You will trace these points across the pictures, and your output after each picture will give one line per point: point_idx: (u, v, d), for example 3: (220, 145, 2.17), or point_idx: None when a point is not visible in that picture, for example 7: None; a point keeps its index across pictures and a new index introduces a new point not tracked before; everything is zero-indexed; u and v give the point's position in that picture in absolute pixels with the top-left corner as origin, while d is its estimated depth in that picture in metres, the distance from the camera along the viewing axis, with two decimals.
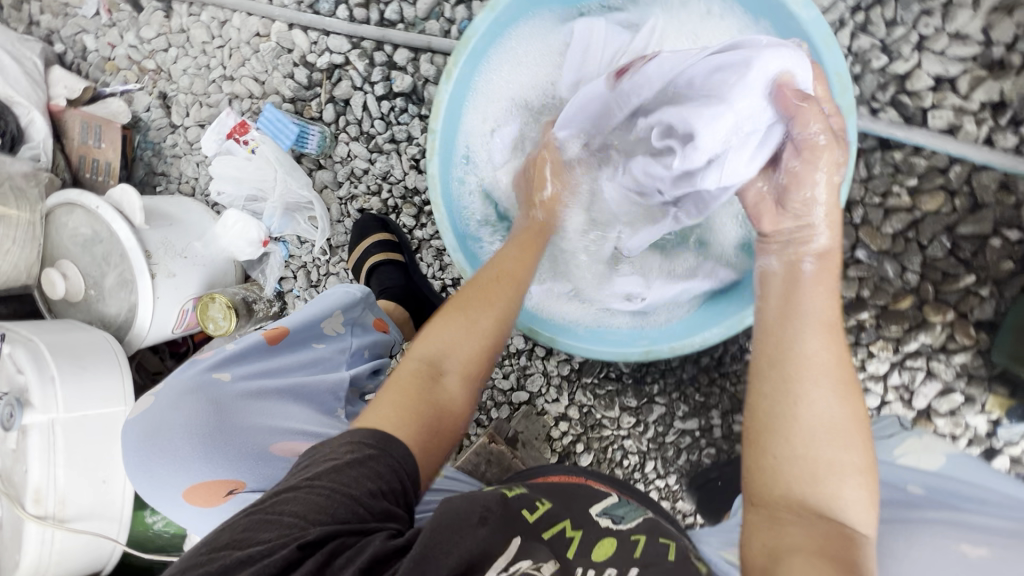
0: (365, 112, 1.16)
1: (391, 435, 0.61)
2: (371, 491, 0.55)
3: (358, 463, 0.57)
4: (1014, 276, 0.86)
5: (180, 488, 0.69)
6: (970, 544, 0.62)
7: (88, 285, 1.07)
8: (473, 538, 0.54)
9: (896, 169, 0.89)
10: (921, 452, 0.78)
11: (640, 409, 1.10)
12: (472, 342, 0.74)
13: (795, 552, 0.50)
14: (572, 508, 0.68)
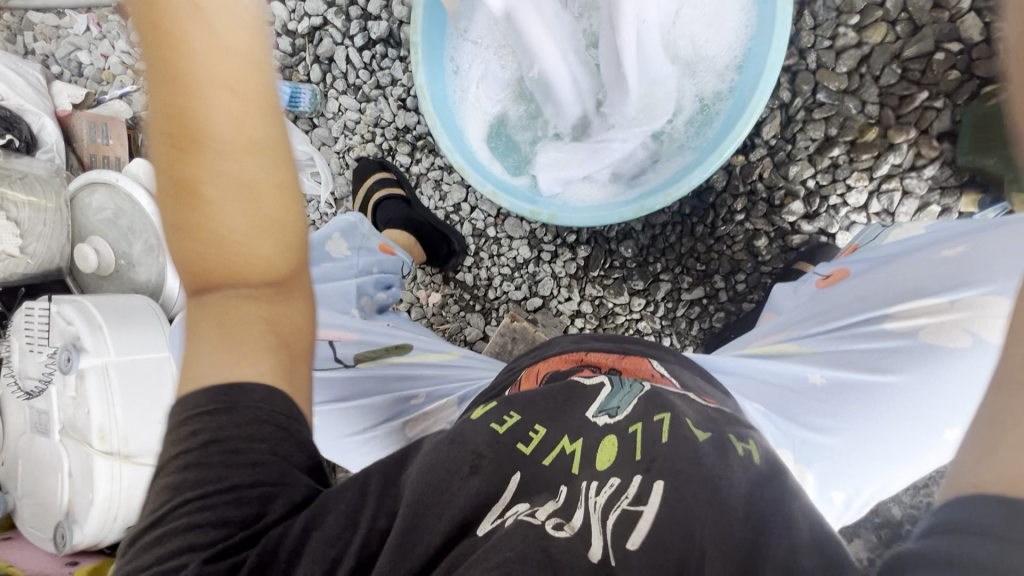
0: (348, 65, 1.25)
1: (230, 387, 0.50)
2: (252, 462, 0.48)
3: (217, 443, 0.47)
4: (962, 84, 0.94)
5: None
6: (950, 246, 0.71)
7: (118, 256, 1.14)
8: (463, 493, 0.47)
9: (839, 12, 0.98)
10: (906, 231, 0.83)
11: (648, 289, 1.16)
12: (253, 250, 0.52)
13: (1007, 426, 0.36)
14: (561, 417, 0.54)
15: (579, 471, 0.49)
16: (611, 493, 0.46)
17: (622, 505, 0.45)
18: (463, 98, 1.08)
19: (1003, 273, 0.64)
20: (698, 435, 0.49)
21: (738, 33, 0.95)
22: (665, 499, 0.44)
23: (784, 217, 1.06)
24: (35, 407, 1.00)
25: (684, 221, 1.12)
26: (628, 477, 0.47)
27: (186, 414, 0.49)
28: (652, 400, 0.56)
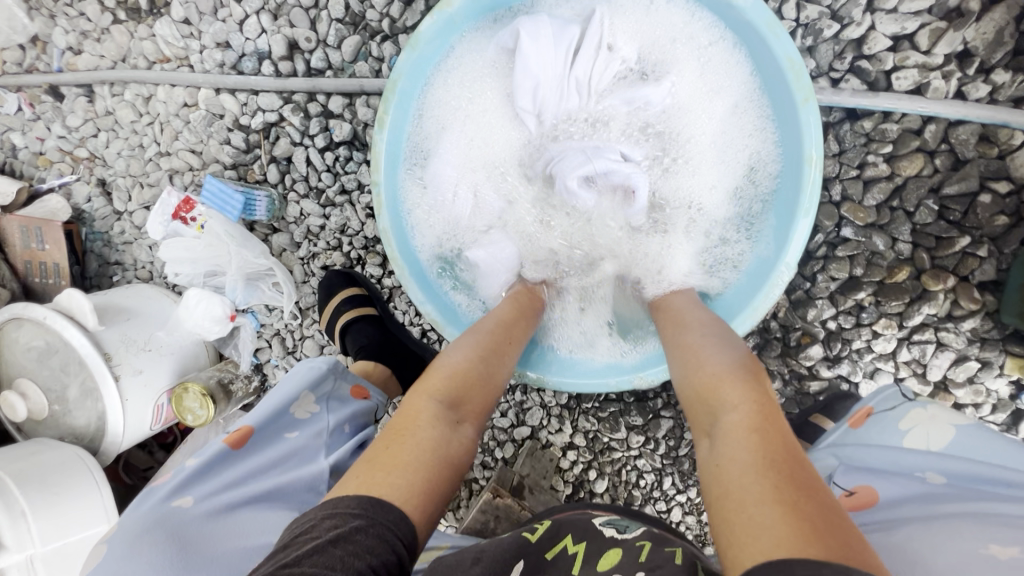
0: (309, 167, 1.11)
1: (381, 499, 0.55)
2: (361, 572, 0.49)
3: (346, 537, 0.51)
4: (1010, 229, 0.81)
5: None
6: (1000, 544, 0.54)
7: (51, 400, 1.01)
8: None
9: (868, 138, 0.84)
10: (930, 422, 0.76)
11: (647, 425, 1.05)
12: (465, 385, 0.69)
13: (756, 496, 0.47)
14: (572, 528, 0.77)
15: (576, 571, 0.71)
16: None
17: None
18: (431, 227, 0.94)
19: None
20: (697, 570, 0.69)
21: (759, 179, 0.86)
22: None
23: (801, 361, 0.93)
24: None
25: None
26: (630, 574, 0.67)
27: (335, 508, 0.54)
28: (655, 535, 0.77)
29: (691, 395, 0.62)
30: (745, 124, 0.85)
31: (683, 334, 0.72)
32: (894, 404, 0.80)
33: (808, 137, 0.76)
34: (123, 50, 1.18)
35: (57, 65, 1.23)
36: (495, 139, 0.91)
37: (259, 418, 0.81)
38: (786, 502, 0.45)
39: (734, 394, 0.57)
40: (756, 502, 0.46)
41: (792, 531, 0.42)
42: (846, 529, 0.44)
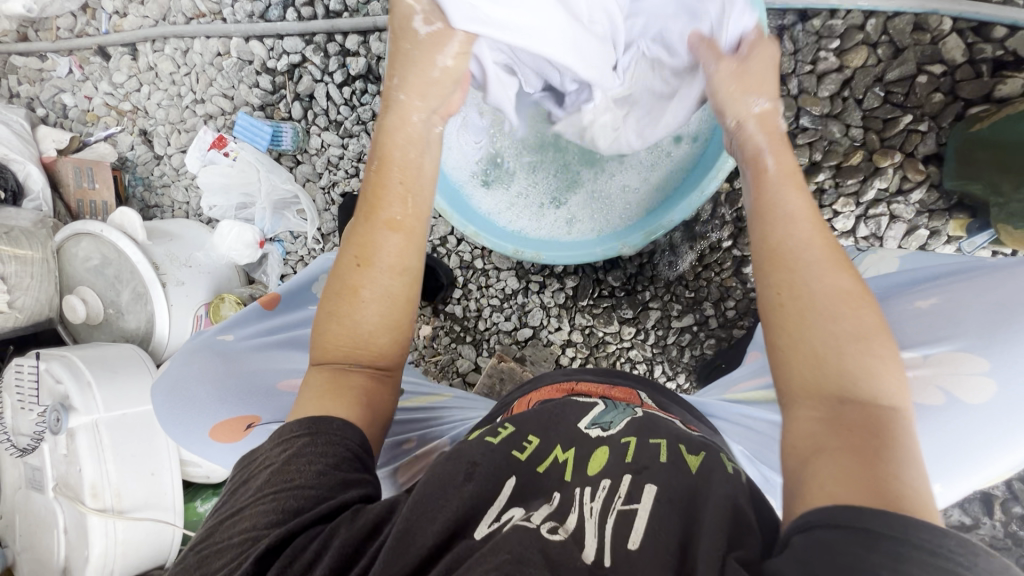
0: (329, 101, 1.25)
1: (318, 417, 0.60)
2: (319, 471, 0.55)
3: (298, 454, 0.56)
4: (947, 105, 0.92)
5: (206, 427, 0.70)
6: (922, 298, 0.75)
7: (106, 306, 1.14)
8: (457, 500, 0.54)
9: (819, 36, 0.96)
10: (881, 262, 0.90)
11: (637, 318, 1.15)
12: (373, 305, 0.66)
13: (835, 450, 0.44)
14: (559, 429, 0.66)
15: (571, 478, 0.59)
16: (603, 496, 0.56)
17: (615, 504, 0.55)
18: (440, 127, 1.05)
19: (973, 331, 0.66)
20: (693, 465, 0.59)
21: None
22: (655, 504, 0.54)
23: None
24: (28, 462, 1.01)
25: (673, 249, 1.11)
26: (616, 478, 0.58)
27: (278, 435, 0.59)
28: (642, 422, 0.69)
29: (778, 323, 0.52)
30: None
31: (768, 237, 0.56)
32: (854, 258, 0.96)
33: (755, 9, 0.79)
34: (164, 10, 1.34)
35: (104, 28, 1.39)
36: None
37: (285, 288, 0.91)
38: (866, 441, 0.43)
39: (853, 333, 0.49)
40: (844, 452, 0.43)
41: (860, 486, 0.40)
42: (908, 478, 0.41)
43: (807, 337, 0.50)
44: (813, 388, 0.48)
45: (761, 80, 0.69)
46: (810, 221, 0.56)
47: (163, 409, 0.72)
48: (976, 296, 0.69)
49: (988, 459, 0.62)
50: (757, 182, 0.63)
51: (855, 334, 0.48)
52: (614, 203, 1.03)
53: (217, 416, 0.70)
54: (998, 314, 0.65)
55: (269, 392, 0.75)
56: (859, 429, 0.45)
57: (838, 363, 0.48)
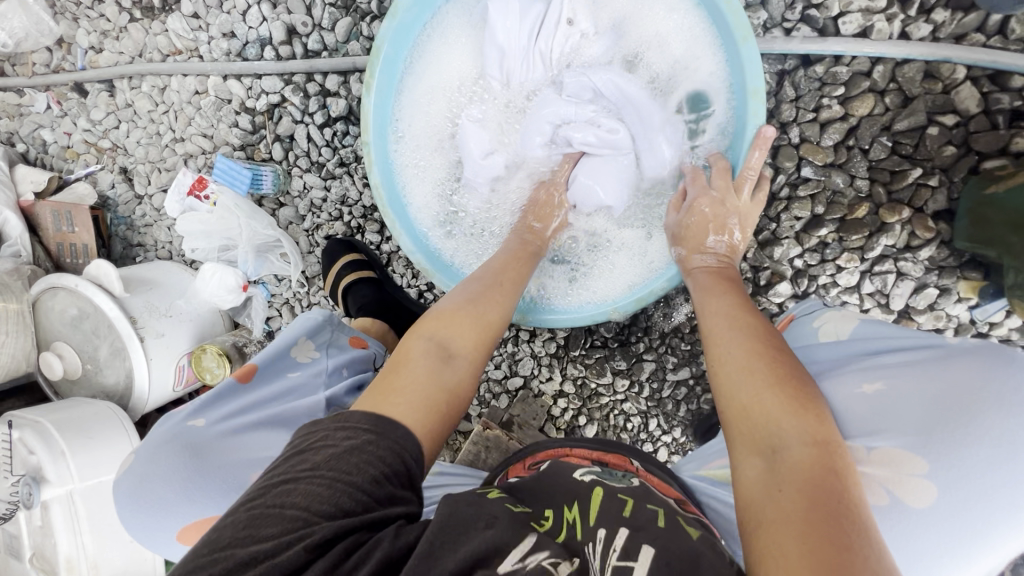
0: (310, 143, 1.20)
1: (391, 419, 0.57)
2: (375, 478, 0.51)
3: (359, 448, 0.53)
4: (959, 159, 0.86)
5: (173, 531, 0.71)
6: (869, 381, 0.63)
7: (84, 360, 1.12)
8: (479, 538, 0.49)
9: (822, 82, 0.90)
10: (838, 320, 0.75)
11: (631, 369, 1.11)
12: (485, 324, 0.75)
13: (788, 534, 0.47)
14: (557, 492, 0.64)
15: (582, 535, 0.56)
16: (602, 548, 0.54)
17: (613, 556, 0.53)
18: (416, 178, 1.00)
19: (911, 424, 0.58)
20: (692, 530, 0.58)
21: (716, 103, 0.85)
22: (653, 562, 0.51)
23: (771, 298, 0.98)
24: (4, 529, 0.98)
25: (668, 300, 1.07)
26: (614, 529, 0.56)
27: (337, 415, 0.57)
28: (635, 488, 0.67)
29: (732, 420, 0.60)
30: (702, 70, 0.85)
31: (714, 350, 0.67)
32: (813, 311, 0.81)
33: (749, 67, 0.76)
34: (140, 46, 1.29)
35: (80, 63, 1.35)
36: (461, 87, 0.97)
37: (263, 357, 0.88)
38: (820, 523, 0.47)
39: (798, 427, 0.55)
40: (795, 535, 0.47)
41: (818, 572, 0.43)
42: (859, 566, 0.44)
43: (748, 434, 0.58)
44: (764, 483, 0.53)
45: (722, 222, 0.78)
46: (744, 332, 0.66)
47: (128, 509, 0.74)
48: (918, 384, 0.60)
49: (944, 575, 0.54)
50: (716, 290, 0.73)
51: (795, 433, 0.55)
52: (587, 272, 0.97)
53: (183, 519, 0.71)
54: (939, 409, 0.57)
55: (235, 488, 0.72)
56: (813, 514, 0.48)
57: (783, 462, 0.53)
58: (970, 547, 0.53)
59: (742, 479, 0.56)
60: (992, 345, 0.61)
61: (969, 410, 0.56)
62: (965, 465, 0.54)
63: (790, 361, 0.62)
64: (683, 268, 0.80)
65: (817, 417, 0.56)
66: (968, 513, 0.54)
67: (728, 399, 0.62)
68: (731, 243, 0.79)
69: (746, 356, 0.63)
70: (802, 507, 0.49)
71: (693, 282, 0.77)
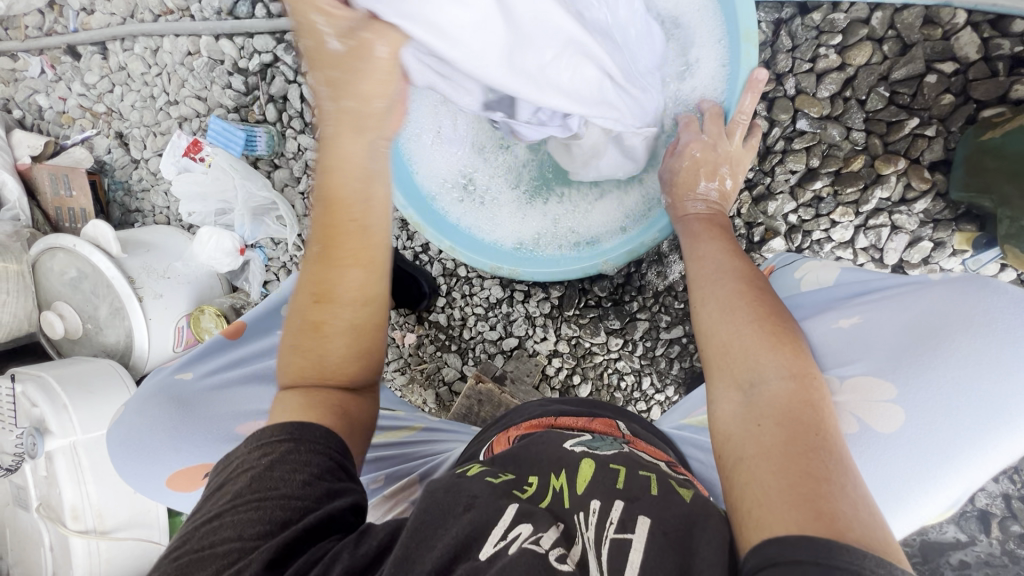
0: (304, 103, 1.19)
1: (305, 422, 0.57)
2: (303, 481, 0.52)
3: (283, 459, 0.53)
4: (957, 108, 0.85)
5: (162, 477, 0.72)
6: (845, 316, 0.64)
7: (84, 320, 1.13)
8: (457, 525, 0.50)
9: (819, 31, 0.88)
10: (819, 269, 0.75)
11: (624, 328, 1.11)
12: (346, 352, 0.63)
13: (768, 468, 0.48)
14: (545, 459, 0.64)
15: (571, 504, 0.57)
16: (596, 523, 0.54)
17: (609, 533, 0.53)
18: (421, 150, 0.99)
19: (881, 352, 0.58)
20: (686, 496, 0.58)
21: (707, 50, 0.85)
22: (650, 533, 0.52)
23: (765, 254, 0.98)
24: (13, 481, 1.01)
25: (661, 258, 1.08)
26: (608, 501, 0.56)
27: (259, 438, 0.55)
28: (623, 455, 0.66)
29: (713, 359, 0.60)
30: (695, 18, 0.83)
31: (698, 292, 0.66)
32: (793, 261, 0.80)
33: (741, 11, 0.75)
34: (131, 7, 1.28)
35: (73, 26, 1.34)
36: None
37: (252, 315, 0.89)
38: (796, 456, 0.47)
39: (777, 362, 0.55)
40: (772, 470, 0.47)
41: (791, 504, 0.44)
42: (837, 495, 0.45)
43: (728, 370, 0.58)
44: (742, 418, 0.54)
45: (714, 167, 0.78)
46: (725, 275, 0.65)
47: (120, 457, 0.75)
48: (892, 316, 0.61)
49: (917, 501, 0.55)
50: (704, 237, 0.73)
51: (773, 368, 0.55)
52: (578, 217, 0.99)
53: (172, 466, 0.72)
54: (910, 338, 0.58)
55: (222, 437, 0.74)
56: (792, 447, 0.48)
57: (762, 396, 0.54)
58: (938, 472, 0.54)
59: (720, 413, 0.56)
60: (974, 277, 0.59)
61: (936, 339, 0.56)
62: (932, 388, 0.54)
63: (771, 298, 0.62)
64: (674, 215, 0.80)
65: (796, 351, 0.56)
66: (934, 440, 0.54)
67: (709, 336, 0.62)
68: (722, 189, 0.78)
69: (728, 297, 0.63)
70: (783, 439, 0.49)
71: (683, 229, 0.77)
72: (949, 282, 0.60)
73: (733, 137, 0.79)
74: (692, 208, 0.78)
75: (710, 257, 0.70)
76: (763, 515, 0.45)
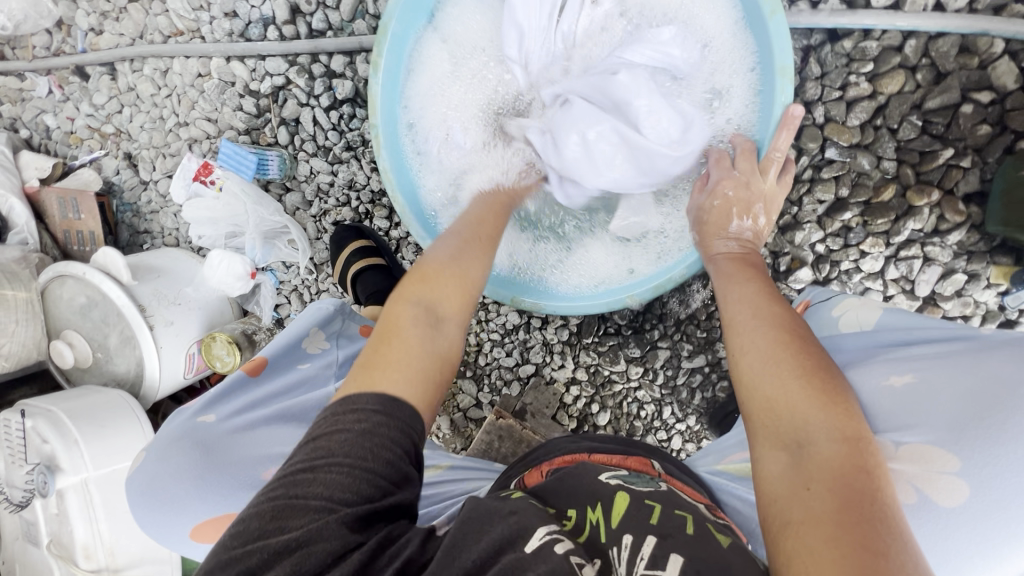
0: (316, 126, 1.17)
1: (395, 397, 0.55)
2: (390, 460, 0.50)
3: (371, 431, 0.51)
4: (993, 138, 0.82)
5: (186, 529, 0.69)
6: (897, 373, 0.61)
7: (94, 348, 1.11)
8: (502, 525, 0.48)
9: (850, 58, 0.86)
10: (860, 308, 0.75)
11: (645, 357, 1.09)
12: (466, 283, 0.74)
13: (818, 535, 0.45)
14: (578, 493, 0.62)
15: (606, 538, 0.55)
16: (628, 550, 0.53)
17: (639, 568, 0.51)
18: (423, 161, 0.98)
19: (942, 423, 0.55)
20: (724, 542, 0.56)
21: (739, 81, 0.83)
22: (683, 574, 0.49)
23: (791, 285, 0.95)
24: (23, 516, 0.98)
25: (683, 286, 1.05)
26: (641, 535, 0.54)
27: (357, 398, 0.54)
28: (660, 492, 0.64)
29: (756, 412, 0.58)
30: (723, 52, 0.83)
31: (737, 340, 0.64)
32: (832, 297, 0.81)
33: (778, 45, 0.73)
34: (141, 28, 1.26)
35: (81, 46, 1.32)
36: (470, 68, 0.95)
37: (273, 350, 0.87)
38: (849, 525, 0.45)
39: (826, 421, 0.53)
40: (823, 537, 0.45)
41: (845, 575, 0.41)
42: (895, 571, 0.42)
43: (772, 425, 0.56)
44: (788, 480, 0.51)
45: (748, 204, 0.76)
46: (767, 321, 0.63)
47: (142, 508, 0.73)
48: (952, 378, 0.57)
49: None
50: (743, 277, 0.70)
51: (822, 427, 0.52)
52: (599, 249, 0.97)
53: (196, 518, 0.69)
54: (970, 404, 0.54)
55: (247, 484, 0.71)
56: (845, 514, 0.46)
57: (810, 457, 0.51)
58: (1004, 554, 0.49)
59: (765, 469, 0.54)
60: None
61: (1000, 404, 0.52)
62: (998, 462, 0.50)
63: (817, 351, 0.60)
64: (703, 253, 0.77)
65: (846, 412, 0.54)
66: (999, 516, 0.49)
67: (750, 385, 0.60)
68: (755, 228, 0.76)
69: (770, 346, 0.60)
70: (835, 505, 0.47)
71: (714, 269, 0.75)
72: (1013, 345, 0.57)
73: (767, 173, 0.76)
74: (721, 250, 0.75)
75: (747, 302, 0.67)
76: None
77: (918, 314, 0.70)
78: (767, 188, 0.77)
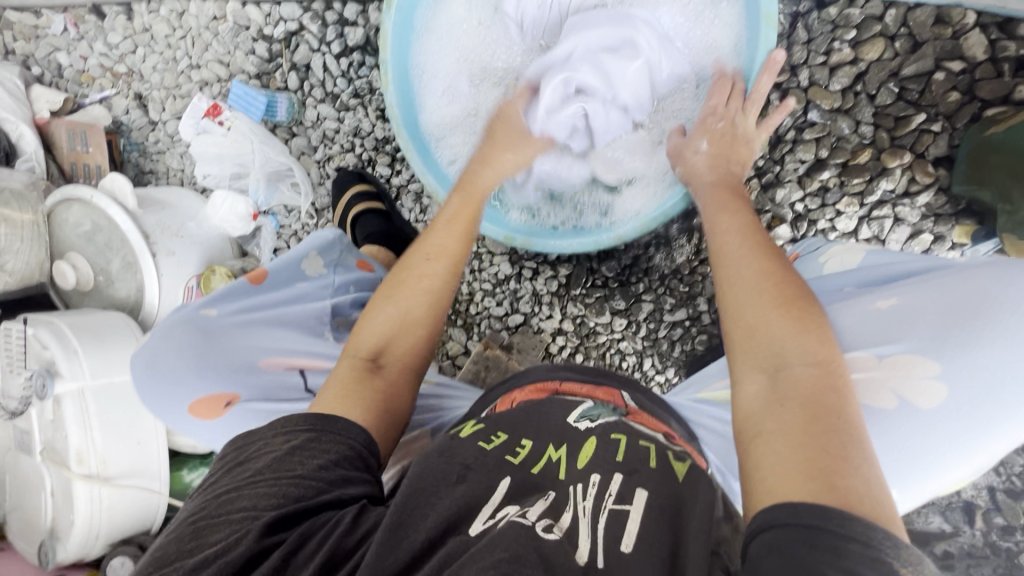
0: (326, 73, 1.22)
1: (330, 415, 0.60)
2: (319, 466, 0.55)
3: (304, 445, 0.56)
4: (963, 105, 0.88)
5: (183, 403, 0.74)
6: (882, 298, 0.68)
7: (97, 272, 1.15)
8: (450, 497, 0.52)
9: (834, 25, 0.92)
10: (843, 253, 0.81)
11: (629, 309, 1.14)
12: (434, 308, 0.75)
13: (783, 443, 0.49)
14: (544, 429, 0.62)
15: (565, 476, 0.56)
16: (592, 495, 0.53)
17: (606, 504, 0.52)
18: (430, 94, 1.04)
19: (925, 332, 0.62)
20: (680, 475, 0.57)
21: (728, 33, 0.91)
22: (647, 507, 0.52)
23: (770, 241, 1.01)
24: (18, 425, 1.01)
25: (669, 242, 1.11)
26: (603, 476, 0.55)
27: (285, 424, 0.59)
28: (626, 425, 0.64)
29: (736, 337, 0.61)
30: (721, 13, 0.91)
31: (724, 274, 0.67)
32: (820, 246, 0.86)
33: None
34: None
35: None
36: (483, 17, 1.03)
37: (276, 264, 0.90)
38: (813, 434, 0.48)
39: (805, 346, 0.56)
40: (790, 447, 0.49)
41: (807, 477, 0.45)
42: (852, 472, 0.46)
43: (752, 347, 0.59)
44: (765, 397, 0.54)
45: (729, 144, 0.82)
46: (754, 257, 0.66)
47: (143, 383, 0.77)
48: (931, 298, 0.65)
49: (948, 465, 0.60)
50: (734, 220, 0.73)
51: (799, 351, 0.55)
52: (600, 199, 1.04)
53: (194, 393, 0.74)
54: (952, 318, 0.62)
55: (246, 369, 0.78)
56: (811, 426, 0.49)
57: (786, 380, 0.54)
58: (972, 438, 0.59)
59: (741, 389, 0.57)
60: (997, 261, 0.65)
61: (977, 316, 0.61)
62: (976, 364, 0.59)
63: (799, 285, 0.62)
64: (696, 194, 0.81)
65: (823, 337, 0.57)
66: (974, 410, 0.59)
67: (731, 312, 0.63)
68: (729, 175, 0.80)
69: (757, 277, 0.63)
70: (802, 417, 0.50)
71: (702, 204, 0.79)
72: (969, 265, 0.66)
73: (748, 114, 0.84)
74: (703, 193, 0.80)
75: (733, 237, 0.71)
76: (768, 491, 0.47)
77: (895, 252, 0.76)
78: (749, 132, 0.84)
